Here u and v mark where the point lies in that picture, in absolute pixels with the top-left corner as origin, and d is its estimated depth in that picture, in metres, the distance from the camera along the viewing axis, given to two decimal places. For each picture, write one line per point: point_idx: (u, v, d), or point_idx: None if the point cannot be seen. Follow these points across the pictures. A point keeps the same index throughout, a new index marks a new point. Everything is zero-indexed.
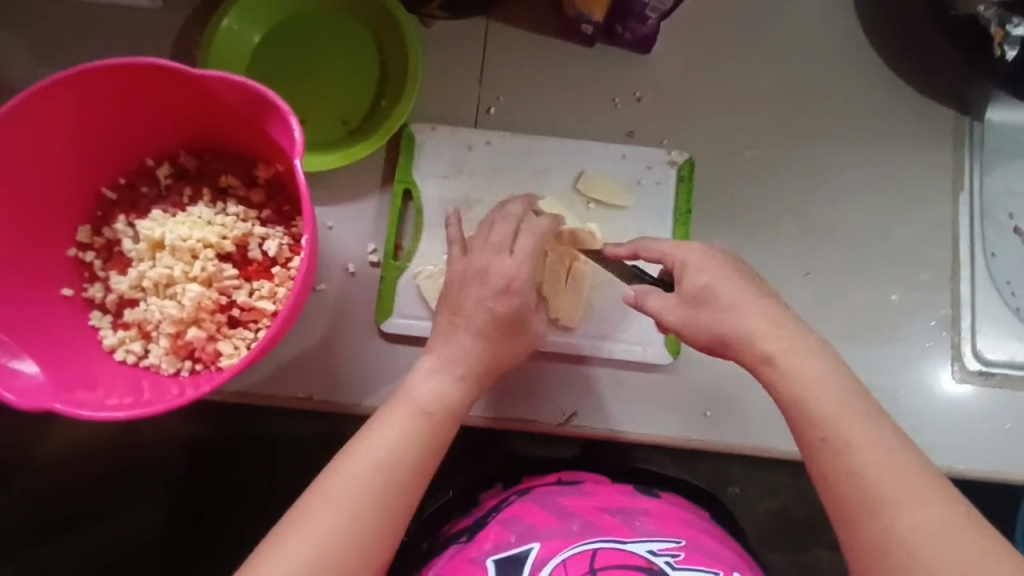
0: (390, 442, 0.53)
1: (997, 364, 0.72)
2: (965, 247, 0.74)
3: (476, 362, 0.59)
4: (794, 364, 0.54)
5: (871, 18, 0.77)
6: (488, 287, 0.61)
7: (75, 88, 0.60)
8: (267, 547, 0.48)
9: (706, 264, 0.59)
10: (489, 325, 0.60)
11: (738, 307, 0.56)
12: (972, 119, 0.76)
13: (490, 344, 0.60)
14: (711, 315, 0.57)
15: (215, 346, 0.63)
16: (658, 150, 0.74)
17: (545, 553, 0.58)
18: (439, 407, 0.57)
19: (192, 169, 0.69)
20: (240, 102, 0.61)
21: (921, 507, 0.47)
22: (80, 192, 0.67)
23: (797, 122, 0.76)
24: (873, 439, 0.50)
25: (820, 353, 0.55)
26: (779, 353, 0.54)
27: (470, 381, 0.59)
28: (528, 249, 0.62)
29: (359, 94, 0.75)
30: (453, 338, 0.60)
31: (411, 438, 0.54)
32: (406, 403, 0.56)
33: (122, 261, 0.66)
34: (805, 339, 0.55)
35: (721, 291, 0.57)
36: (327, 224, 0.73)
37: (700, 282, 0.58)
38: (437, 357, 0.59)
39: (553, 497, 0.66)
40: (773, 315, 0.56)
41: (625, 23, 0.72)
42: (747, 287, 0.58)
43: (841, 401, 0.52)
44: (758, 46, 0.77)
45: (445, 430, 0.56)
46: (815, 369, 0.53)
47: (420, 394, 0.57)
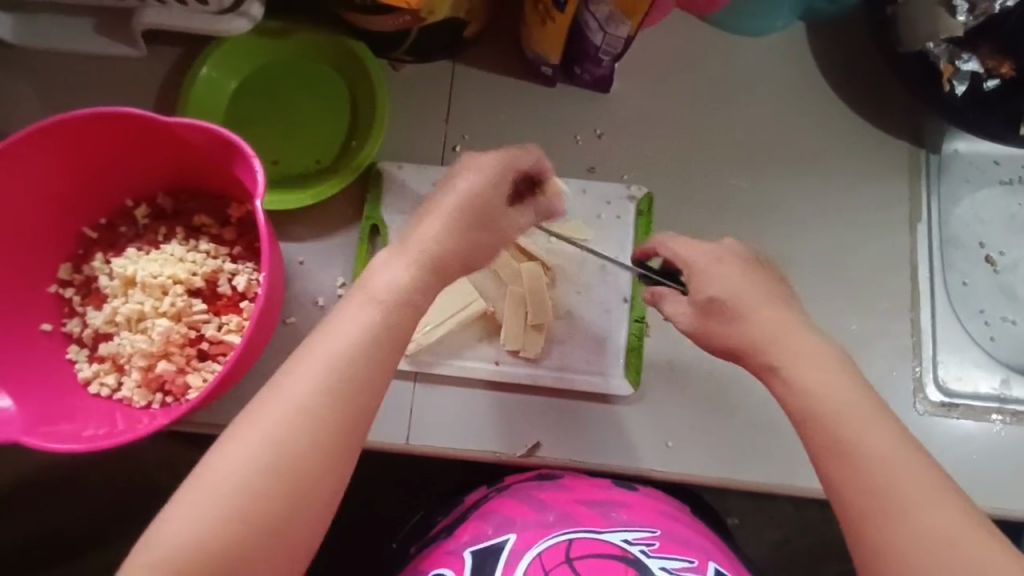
0: (348, 331, 0.51)
1: (959, 395, 0.72)
2: (924, 276, 0.75)
3: (433, 247, 0.55)
4: (807, 371, 0.52)
5: (823, 55, 0.79)
6: (457, 187, 0.57)
7: (56, 135, 0.64)
8: (225, 441, 0.47)
9: (722, 269, 0.58)
10: (455, 207, 0.56)
11: (747, 311, 0.56)
12: (927, 151, 0.78)
13: (462, 224, 0.56)
14: (726, 325, 0.57)
15: (184, 378, 0.66)
16: (619, 185, 0.77)
17: (521, 544, 0.58)
18: (398, 295, 0.53)
19: (169, 209, 0.72)
20: (208, 145, 0.64)
21: (928, 512, 0.46)
22: (61, 232, 0.70)
23: (755, 156, 0.78)
24: (883, 440, 0.49)
25: (837, 361, 0.53)
26: (793, 357, 0.53)
27: (425, 267, 0.55)
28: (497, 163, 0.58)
29: (330, 134, 0.78)
30: (424, 223, 0.56)
31: (370, 324, 0.51)
32: (361, 292, 0.53)
33: (100, 296, 0.69)
34: (823, 349, 0.54)
35: (730, 295, 0.57)
36: (298, 259, 0.76)
37: (710, 293, 0.57)
38: (398, 245, 0.56)
39: (530, 491, 0.65)
40: (787, 321, 0.55)
41: (582, 66, 0.75)
42: (761, 291, 0.57)
43: (853, 405, 0.50)
44: (714, 84, 0.79)
45: (404, 317, 0.53)
46: (833, 375, 0.52)
47: (377, 282, 0.53)
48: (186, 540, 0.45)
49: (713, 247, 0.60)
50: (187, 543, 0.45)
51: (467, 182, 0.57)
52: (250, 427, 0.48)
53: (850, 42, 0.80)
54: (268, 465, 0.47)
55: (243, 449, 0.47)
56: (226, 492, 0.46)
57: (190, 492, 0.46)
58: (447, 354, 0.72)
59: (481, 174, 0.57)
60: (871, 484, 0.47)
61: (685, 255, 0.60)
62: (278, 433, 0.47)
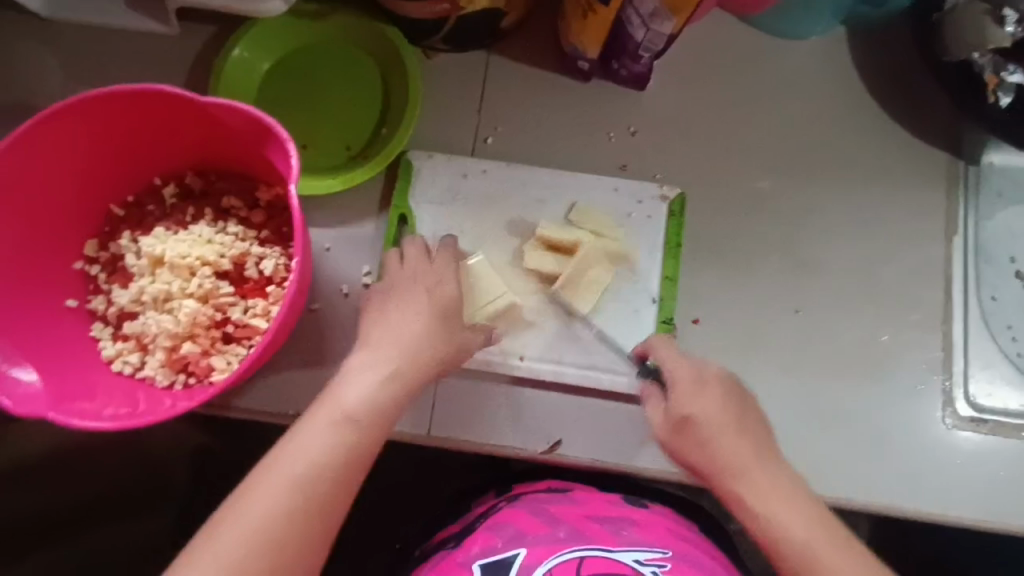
0: (314, 449, 0.54)
1: (990, 410, 0.71)
2: (958, 289, 0.74)
3: (402, 360, 0.59)
4: (765, 500, 0.57)
5: (865, 60, 0.78)
6: (416, 282, 0.64)
7: (89, 110, 0.63)
8: (195, 543, 0.51)
9: (705, 396, 0.61)
10: (420, 313, 0.62)
11: (716, 441, 0.59)
12: (966, 162, 0.77)
13: (425, 322, 0.61)
14: (698, 445, 0.60)
15: (208, 361, 0.65)
16: (651, 184, 0.76)
17: (532, 559, 0.59)
18: (368, 412, 0.57)
19: (197, 189, 0.71)
20: (242, 128, 0.64)
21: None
22: (89, 208, 0.70)
23: (789, 160, 0.77)
24: (839, 561, 0.54)
25: (794, 492, 0.57)
26: (753, 478, 0.58)
27: (397, 380, 0.58)
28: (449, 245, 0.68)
29: (363, 121, 0.78)
30: (387, 325, 0.61)
31: (336, 443, 0.55)
32: (328, 409, 0.56)
33: (125, 274, 0.68)
34: (776, 477, 0.58)
35: (706, 423, 0.60)
36: (324, 245, 0.75)
37: (687, 410, 0.61)
38: (367, 354, 0.59)
39: (542, 504, 0.65)
40: (748, 440, 0.59)
41: (620, 61, 0.74)
42: (733, 417, 0.60)
43: (819, 537, 0.55)
44: (753, 85, 0.78)
45: (373, 435, 0.56)
46: (790, 504, 0.56)
47: (349, 397, 0.57)
48: None
49: (696, 370, 0.62)
50: None
51: (427, 292, 0.63)
52: (217, 538, 0.51)
53: (895, 48, 0.78)
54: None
55: (209, 559, 0.50)
56: (246, 541, 0.50)
57: (185, 571, 0.50)
58: None
59: (442, 262, 0.66)
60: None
61: (670, 371, 0.62)
62: (245, 543, 0.50)
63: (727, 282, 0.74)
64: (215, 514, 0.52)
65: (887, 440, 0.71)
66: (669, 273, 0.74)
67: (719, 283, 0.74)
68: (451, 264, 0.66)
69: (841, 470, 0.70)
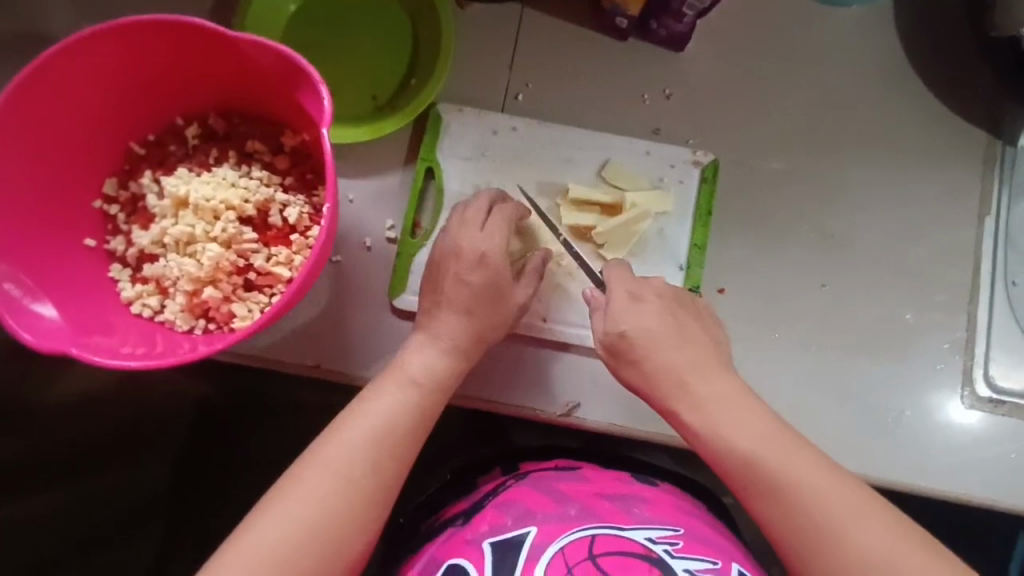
0: (377, 417, 0.57)
1: (1008, 392, 0.71)
2: (985, 271, 0.74)
3: (461, 336, 0.63)
4: (702, 413, 0.59)
5: (909, 31, 0.76)
6: (464, 261, 0.64)
7: (115, 41, 0.61)
8: (254, 517, 0.52)
9: (640, 310, 0.63)
10: (473, 288, 0.63)
11: (652, 357, 0.61)
12: (1004, 143, 0.75)
13: (473, 318, 0.63)
14: (636, 361, 0.62)
15: (229, 307, 0.64)
16: (684, 149, 0.74)
17: (543, 537, 0.58)
18: (431, 379, 0.61)
19: (220, 131, 0.69)
20: (273, 68, 0.61)
21: (851, 527, 0.52)
22: (109, 145, 0.68)
23: (825, 133, 0.75)
24: (804, 471, 0.55)
25: (745, 407, 0.58)
26: (689, 392, 0.60)
27: (456, 353, 0.62)
28: (502, 221, 0.66)
29: (390, 69, 0.75)
30: (438, 312, 0.63)
31: (402, 407, 0.59)
32: (396, 375, 0.60)
33: (146, 215, 0.67)
34: (723, 390, 0.59)
35: (640, 338, 0.62)
36: (348, 196, 0.73)
37: (621, 330, 0.63)
38: (426, 333, 0.63)
39: (550, 482, 0.65)
40: (686, 352, 0.61)
41: (660, 19, 0.72)
42: (669, 330, 0.62)
43: (756, 437, 0.56)
44: (795, 53, 0.76)
45: (436, 398, 0.61)
46: (730, 409, 0.58)
47: (412, 366, 0.61)
48: (277, 543, 0.51)
49: (626, 288, 0.65)
50: (274, 545, 0.51)
51: (480, 269, 0.64)
52: (279, 508, 0.52)
53: (941, 20, 0.76)
54: (298, 537, 0.51)
55: (277, 519, 0.52)
56: (315, 501, 0.53)
57: (254, 532, 0.51)
58: None
59: (489, 240, 0.65)
60: (799, 519, 0.53)
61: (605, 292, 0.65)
62: (309, 509, 0.52)
63: (753, 253, 0.74)
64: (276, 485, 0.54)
65: (902, 418, 0.71)
66: (697, 242, 0.73)
67: (746, 254, 0.74)
68: (500, 248, 0.65)
69: (854, 444, 0.70)
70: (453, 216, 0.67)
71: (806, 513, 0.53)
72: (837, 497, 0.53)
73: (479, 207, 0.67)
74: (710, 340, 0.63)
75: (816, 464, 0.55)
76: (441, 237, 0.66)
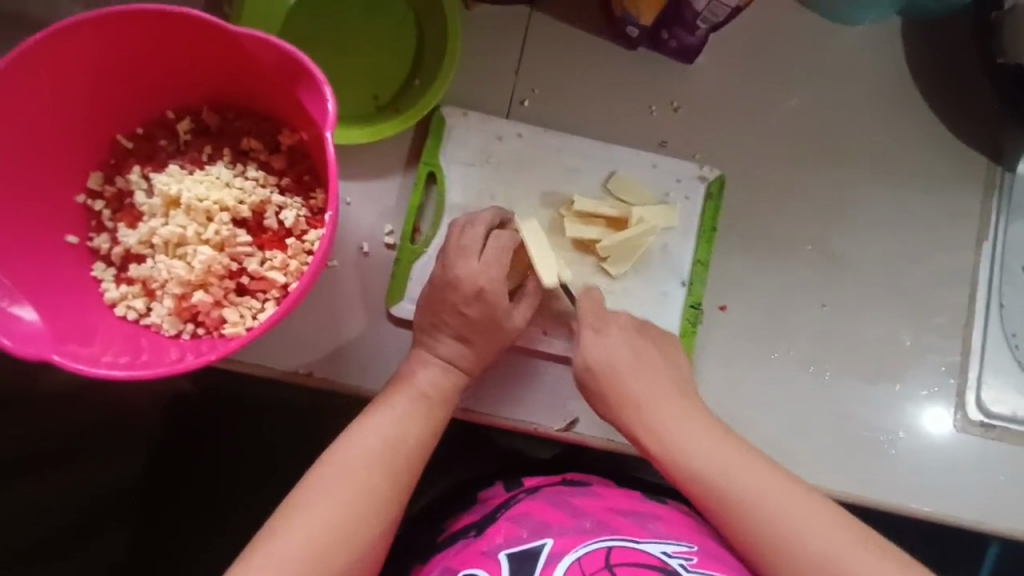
0: (390, 430, 0.59)
1: (998, 417, 0.72)
2: (981, 296, 0.74)
3: (462, 360, 0.63)
4: (669, 439, 0.60)
5: (916, 53, 0.76)
6: (460, 291, 0.63)
7: (104, 29, 0.58)
8: (279, 520, 0.53)
9: (606, 342, 0.63)
10: (470, 317, 0.62)
11: (618, 384, 0.63)
12: (1003, 168, 0.76)
13: (471, 347, 0.63)
14: (603, 391, 0.63)
15: (220, 312, 0.61)
16: (690, 163, 0.73)
17: (559, 548, 0.57)
18: (436, 392, 0.62)
19: (214, 126, 0.66)
20: (274, 66, 0.59)
21: (828, 545, 0.53)
22: (93, 138, 0.65)
23: (830, 153, 0.75)
24: (792, 507, 0.55)
25: (718, 436, 0.60)
26: (656, 423, 0.60)
27: (459, 373, 0.63)
28: (498, 251, 0.64)
29: (392, 70, 0.73)
30: (441, 335, 0.63)
31: (411, 419, 0.60)
32: (405, 388, 0.61)
33: (132, 214, 0.64)
34: (694, 421, 0.60)
35: (607, 370, 0.63)
36: (346, 200, 0.71)
37: (589, 361, 0.63)
38: (425, 351, 0.63)
39: (563, 496, 0.63)
40: (651, 381, 0.63)
41: (672, 30, 0.71)
42: (634, 360, 0.63)
43: (722, 460, 0.58)
44: (804, 72, 0.76)
45: (442, 411, 0.62)
46: (693, 433, 0.59)
47: (420, 379, 0.62)
48: (300, 547, 0.51)
49: (592, 317, 0.65)
50: (297, 550, 0.51)
51: (477, 299, 0.62)
52: (293, 523, 0.53)
53: (948, 42, 0.76)
54: (321, 544, 0.52)
55: (300, 522, 0.53)
56: (335, 507, 0.54)
57: (277, 539, 0.52)
58: None
59: (487, 271, 0.63)
60: (776, 537, 0.54)
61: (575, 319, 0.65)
62: (323, 519, 0.53)
63: (755, 272, 0.73)
64: (287, 501, 0.55)
65: (895, 441, 0.71)
66: (701, 258, 0.72)
67: (749, 272, 0.73)
68: (500, 278, 0.63)
69: (849, 467, 0.71)
70: (450, 237, 0.65)
71: (785, 529, 0.54)
72: (807, 518, 0.55)
73: (478, 229, 0.64)
74: (677, 371, 0.65)
75: (786, 481, 0.57)
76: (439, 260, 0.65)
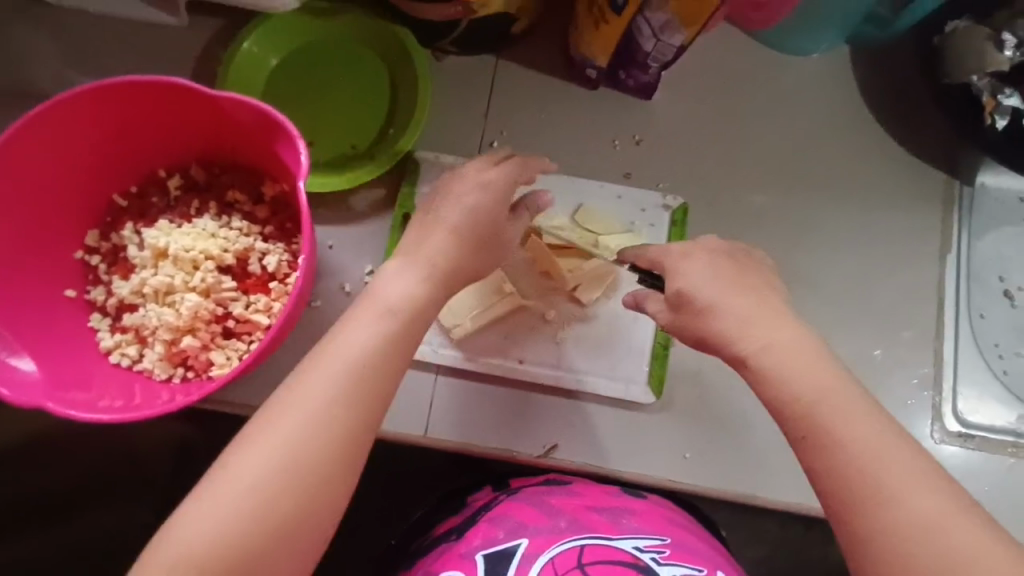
0: (354, 348, 0.52)
1: (976, 426, 0.73)
2: (951, 308, 0.76)
3: (441, 260, 0.58)
4: (774, 358, 0.53)
5: (866, 78, 0.79)
6: (464, 187, 0.62)
7: (100, 100, 0.63)
8: (237, 446, 0.49)
9: (696, 265, 0.59)
10: (462, 220, 0.60)
11: (714, 305, 0.57)
12: (961, 182, 0.78)
13: (460, 244, 0.60)
14: (695, 312, 0.57)
15: (207, 355, 0.65)
16: (654, 193, 0.77)
17: (533, 549, 0.58)
18: (409, 303, 0.56)
19: (202, 181, 0.71)
20: (254, 123, 0.63)
21: (904, 494, 0.46)
22: (91, 198, 0.69)
23: (791, 175, 0.78)
24: (885, 451, 0.48)
25: (821, 360, 0.53)
26: (759, 341, 0.54)
27: (434, 277, 0.58)
28: (511, 162, 0.64)
29: (369, 121, 0.78)
30: (429, 237, 0.59)
31: (377, 338, 0.53)
32: (373, 301, 0.55)
33: (126, 266, 0.68)
34: (798, 342, 0.54)
35: (701, 289, 0.57)
36: (327, 243, 0.75)
37: (680, 285, 0.59)
38: (405, 256, 0.59)
39: (541, 497, 0.65)
40: (751, 300, 0.56)
41: (628, 70, 0.75)
42: (728, 280, 0.58)
43: (822, 391, 0.51)
44: (761, 101, 0.79)
45: (414, 326, 0.55)
46: (797, 360, 0.53)
47: (390, 292, 0.56)
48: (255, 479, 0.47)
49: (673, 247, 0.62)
50: (252, 480, 0.47)
51: (474, 200, 0.61)
52: (241, 454, 0.48)
53: (896, 68, 0.80)
54: (276, 471, 0.48)
55: (256, 450, 0.48)
56: (292, 434, 0.49)
57: (231, 468, 0.48)
58: (477, 351, 0.73)
59: (498, 175, 0.63)
60: (847, 471, 0.48)
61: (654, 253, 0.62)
62: (272, 451, 0.48)
63: None
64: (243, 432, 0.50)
65: None
66: None
67: None
68: (510, 181, 0.63)
69: None
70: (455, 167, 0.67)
71: (864, 463, 0.48)
72: (897, 464, 0.47)
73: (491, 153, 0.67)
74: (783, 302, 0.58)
75: (874, 422, 0.50)
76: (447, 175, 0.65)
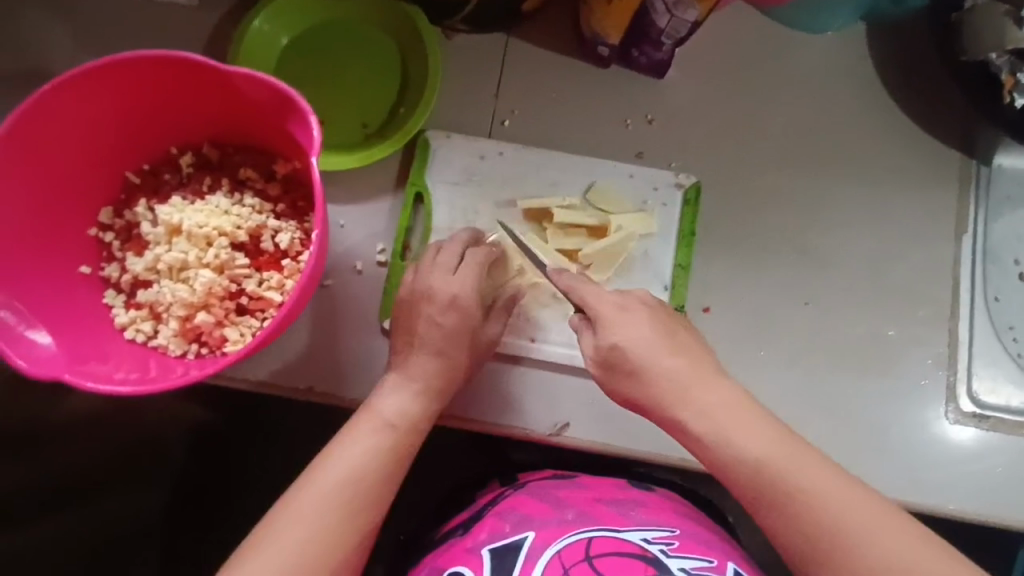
0: (356, 460, 0.57)
1: (991, 407, 0.73)
2: (966, 288, 0.75)
3: (430, 377, 0.62)
4: (714, 422, 0.56)
5: (881, 56, 0.78)
6: (435, 304, 0.64)
7: (113, 78, 0.63)
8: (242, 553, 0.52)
9: (629, 317, 0.61)
10: (438, 333, 0.63)
11: (646, 366, 0.59)
12: (978, 161, 0.77)
13: (445, 359, 0.63)
14: (627, 373, 0.60)
15: (221, 332, 0.65)
16: (667, 171, 0.76)
17: (540, 541, 0.58)
18: (403, 419, 0.60)
19: (214, 159, 0.71)
20: (266, 100, 0.63)
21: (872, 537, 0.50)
22: (104, 175, 0.70)
23: (805, 154, 0.77)
24: (847, 493, 0.52)
25: (753, 412, 0.57)
26: (691, 400, 0.57)
27: (427, 395, 0.62)
28: (472, 270, 0.66)
29: (380, 99, 0.78)
30: (411, 356, 0.63)
31: (373, 451, 0.58)
32: (370, 418, 0.60)
33: (140, 243, 0.68)
34: (725, 398, 0.57)
35: (635, 348, 0.60)
36: (339, 222, 0.75)
37: (610, 342, 0.60)
38: (398, 375, 0.63)
39: (548, 490, 0.65)
40: (684, 361, 0.59)
41: (640, 47, 0.75)
42: (659, 337, 0.60)
43: (768, 453, 0.54)
44: (774, 79, 0.79)
45: (410, 439, 0.60)
46: (735, 422, 0.56)
47: (386, 408, 0.60)
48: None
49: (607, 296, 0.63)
50: None
51: (452, 313, 0.64)
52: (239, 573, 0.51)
53: (911, 45, 0.79)
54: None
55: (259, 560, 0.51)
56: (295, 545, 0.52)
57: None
58: None
59: (464, 282, 0.65)
60: (819, 524, 0.52)
61: (591, 306, 0.63)
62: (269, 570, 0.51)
63: (737, 272, 0.75)
64: (245, 546, 0.53)
65: (889, 432, 0.72)
66: (681, 262, 0.74)
67: (732, 272, 0.75)
68: (476, 290, 0.65)
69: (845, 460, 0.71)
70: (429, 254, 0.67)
71: (835, 517, 0.51)
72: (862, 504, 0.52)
73: (456, 247, 0.67)
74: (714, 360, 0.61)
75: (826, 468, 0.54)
76: (414, 275, 0.66)
